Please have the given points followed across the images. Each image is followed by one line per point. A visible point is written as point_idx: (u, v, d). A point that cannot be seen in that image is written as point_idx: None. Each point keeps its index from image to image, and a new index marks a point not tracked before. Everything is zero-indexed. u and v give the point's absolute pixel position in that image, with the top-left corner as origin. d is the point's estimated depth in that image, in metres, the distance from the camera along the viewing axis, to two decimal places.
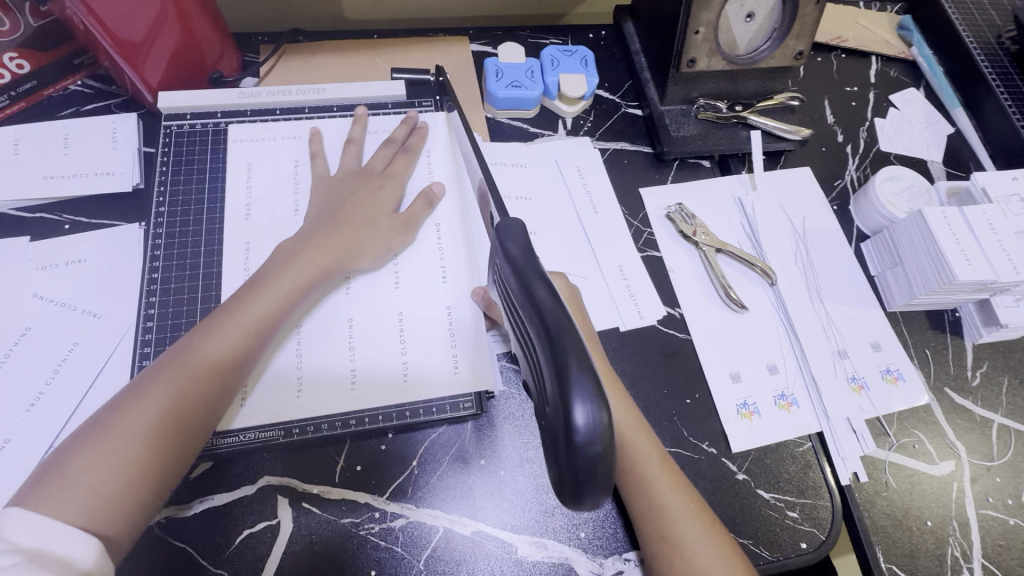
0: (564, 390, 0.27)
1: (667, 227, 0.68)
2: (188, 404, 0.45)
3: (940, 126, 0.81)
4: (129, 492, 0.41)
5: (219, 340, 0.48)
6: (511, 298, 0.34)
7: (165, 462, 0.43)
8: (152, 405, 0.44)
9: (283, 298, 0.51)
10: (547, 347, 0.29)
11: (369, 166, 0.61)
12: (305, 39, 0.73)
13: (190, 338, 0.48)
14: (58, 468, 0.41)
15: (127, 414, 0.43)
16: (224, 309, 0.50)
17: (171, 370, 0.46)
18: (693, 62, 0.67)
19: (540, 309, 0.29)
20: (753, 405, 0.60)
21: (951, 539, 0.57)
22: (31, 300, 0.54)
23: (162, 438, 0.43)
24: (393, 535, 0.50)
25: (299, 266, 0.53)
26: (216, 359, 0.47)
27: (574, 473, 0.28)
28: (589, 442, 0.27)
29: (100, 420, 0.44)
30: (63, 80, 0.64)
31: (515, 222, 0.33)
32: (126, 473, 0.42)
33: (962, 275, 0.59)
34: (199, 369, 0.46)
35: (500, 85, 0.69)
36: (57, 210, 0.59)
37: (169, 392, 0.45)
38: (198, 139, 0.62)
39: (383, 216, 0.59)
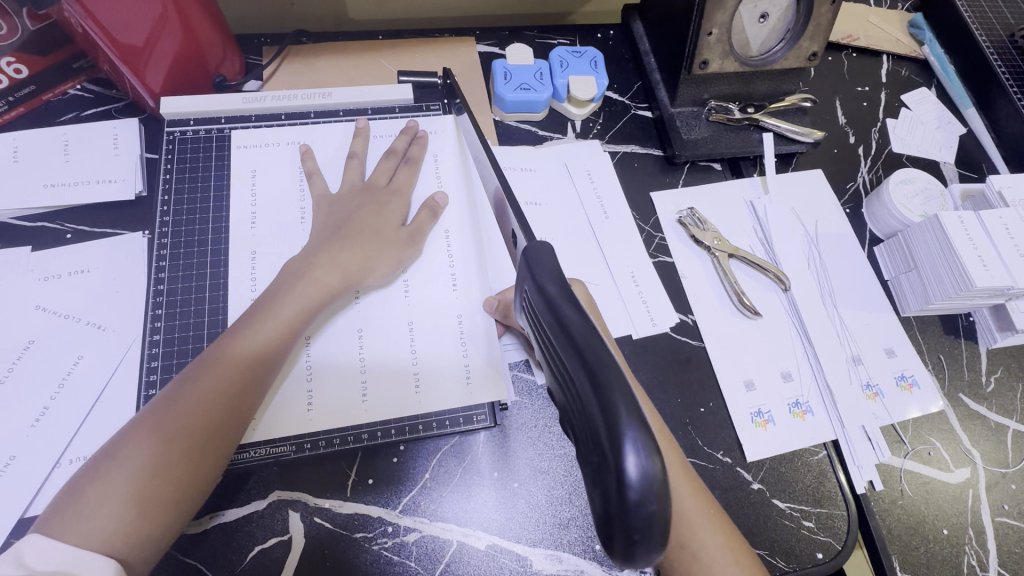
0: (614, 437, 0.26)
1: (678, 232, 0.67)
2: (207, 425, 0.44)
3: (952, 126, 0.80)
4: (149, 517, 0.41)
5: (235, 359, 0.47)
6: (546, 335, 0.33)
7: (183, 486, 0.42)
8: (171, 427, 0.43)
9: (297, 315, 0.50)
10: (592, 392, 0.28)
11: (372, 182, 0.60)
12: (309, 40, 0.71)
13: (207, 357, 0.47)
14: (77, 492, 0.41)
15: (145, 438, 0.43)
16: (239, 327, 0.49)
17: (188, 391, 0.45)
18: (705, 64, 0.66)
19: (581, 347, 0.29)
20: (767, 413, 0.59)
21: (968, 547, 0.56)
22: (34, 313, 0.53)
23: (180, 460, 0.43)
24: (407, 549, 0.50)
25: (310, 282, 0.52)
26: (236, 381, 0.46)
27: (627, 529, 0.27)
28: (643, 493, 0.26)
29: (117, 442, 0.43)
30: (63, 84, 0.63)
31: (541, 244, 0.34)
32: (145, 496, 0.41)
33: (979, 280, 0.58)
34: (216, 389, 0.45)
35: (509, 87, 0.68)
36: (58, 219, 0.58)
37: (190, 415, 0.44)
38: (202, 145, 0.61)
39: (389, 229, 0.57)
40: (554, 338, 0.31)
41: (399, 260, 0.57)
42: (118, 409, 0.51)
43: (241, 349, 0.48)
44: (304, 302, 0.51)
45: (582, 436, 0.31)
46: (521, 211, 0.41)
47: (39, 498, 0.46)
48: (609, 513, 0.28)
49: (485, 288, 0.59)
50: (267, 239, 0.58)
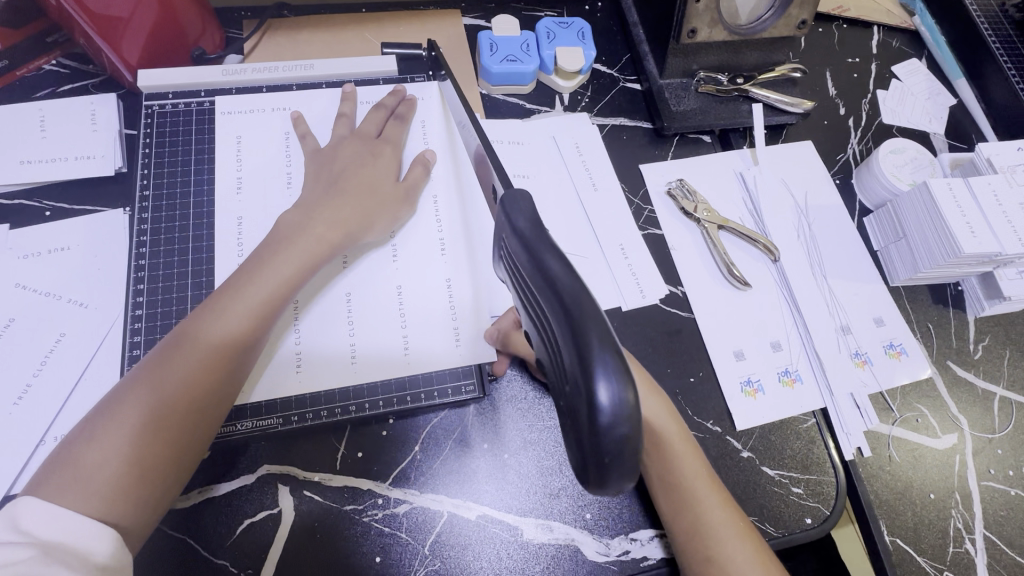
0: (585, 368, 0.27)
1: (667, 204, 0.67)
2: (200, 388, 0.43)
3: (942, 97, 0.80)
4: (144, 482, 0.40)
5: (226, 321, 0.46)
6: (524, 281, 0.32)
7: (178, 449, 0.42)
8: (161, 391, 0.42)
9: (290, 278, 0.49)
10: (566, 328, 0.28)
11: (363, 128, 0.59)
12: (290, 13, 0.70)
13: (194, 318, 0.46)
14: (65, 459, 0.40)
15: (133, 402, 0.42)
16: (228, 286, 0.48)
17: (177, 355, 0.44)
18: (693, 32, 0.65)
19: (557, 287, 0.28)
20: (757, 382, 0.59)
21: (954, 511, 0.57)
22: (14, 290, 0.52)
23: (173, 425, 0.42)
24: (397, 521, 0.50)
25: (303, 240, 0.50)
26: (229, 344, 0.45)
27: (598, 454, 0.27)
28: (614, 423, 0.26)
29: (105, 407, 0.42)
30: (37, 60, 0.61)
31: (519, 193, 0.34)
32: (139, 461, 0.40)
33: (967, 247, 0.58)
34: (207, 352, 0.44)
35: (495, 59, 0.67)
36: (36, 196, 0.57)
37: (184, 377, 0.43)
38: (182, 119, 0.60)
39: (385, 186, 0.56)
40: (530, 280, 0.31)
41: (393, 217, 0.56)
42: (101, 385, 0.50)
43: (231, 311, 0.46)
44: (297, 263, 0.49)
45: (557, 376, 0.32)
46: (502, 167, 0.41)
47: (24, 474, 0.46)
48: (582, 444, 0.28)
49: (473, 258, 0.58)
50: (251, 209, 0.57)
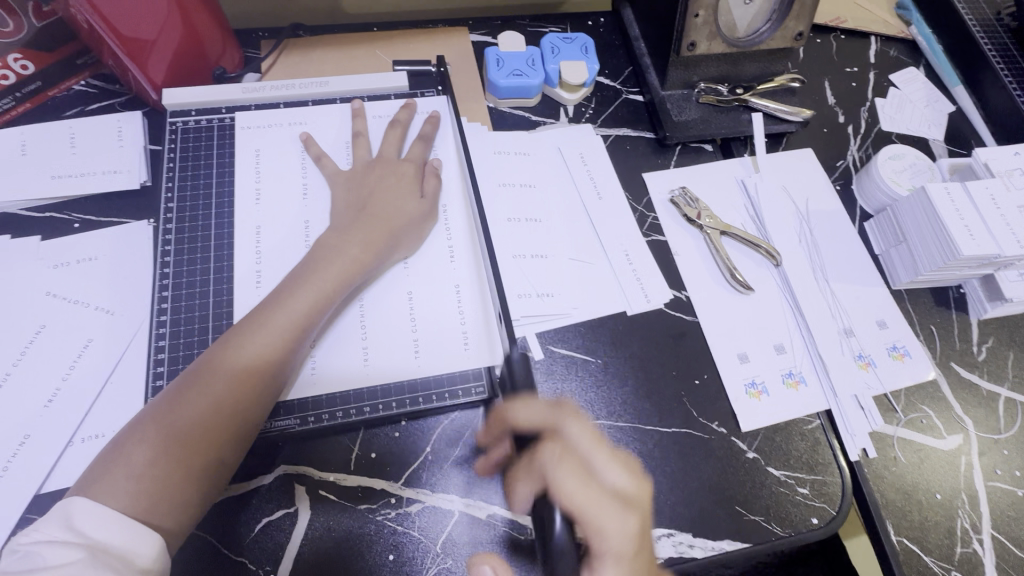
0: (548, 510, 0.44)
1: (671, 211, 0.69)
2: (236, 402, 0.46)
3: (941, 104, 0.81)
4: (181, 490, 0.42)
5: (261, 338, 0.48)
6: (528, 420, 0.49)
7: (213, 458, 0.44)
8: (203, 403, 0.45)
9: (322, 297, 0.51)
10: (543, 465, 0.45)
11: (377, 151, 0.62)
12: (306, 33, 0.73)
13: (233, 335, 0.48)
14: (111, 462, 0.42)
15: (177, 413, 0.44)
16: (264, 306, 0.50)
17: (218, 370, 0.46)
18: (693, 45, 0.67)
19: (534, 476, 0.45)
20: (761, 384, 0.60)
21: (960, 511, 0.57)
22: (45, 299, 0.55)
23: (212, 436, 0.44)
24: (410, 520, 0.51)
25: (337, 260, 0.53)
26: (266, 356, 0.48)
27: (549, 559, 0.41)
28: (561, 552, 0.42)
29: (150, 416, 0.44)
30: (68, 80, 0.65)
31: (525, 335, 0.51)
32: (179, 469, 0.43)
33: (966, 249, 0.59)
34: (246, 370, 0.47)
35: (502, 74, 0.69)
36: (64, 209, 0.60)
37: (224, 387, 0.45)
38: (204, 135, 0.63)
39: (410, 200, 0.59)
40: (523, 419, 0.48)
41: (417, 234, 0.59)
42: (127, 388, 0.52)
43: (269, 329, 0.49)
44: (329, 284, 0.52)
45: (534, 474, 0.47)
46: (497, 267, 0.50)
47: (54, 474, 0.48)
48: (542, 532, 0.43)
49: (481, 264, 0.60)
50: (270, 217, 0.59)
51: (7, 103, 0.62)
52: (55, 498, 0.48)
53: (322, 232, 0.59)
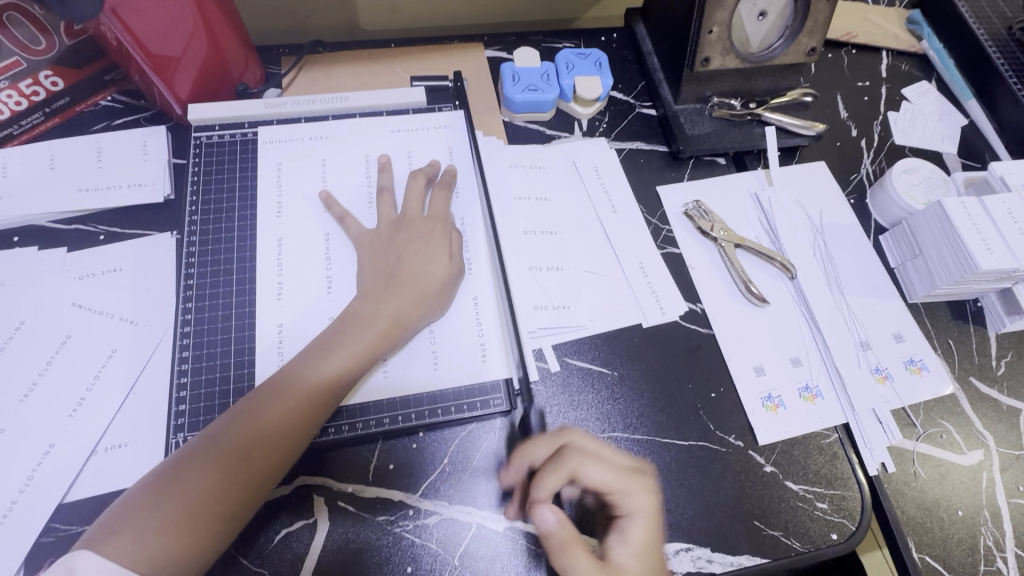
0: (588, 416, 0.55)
1: (685, 224, 0.69)
2: (276, 443, 0.47)
3: (953, 118, 0.82)
4: (212, 523, 0.44)
5: (305, 381, 0.50)
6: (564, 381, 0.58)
7: (247, 494, 0.46)
8: (245, 439, 0.47)
9: (366, 350, 0.52)
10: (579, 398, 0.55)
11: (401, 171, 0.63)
12: (325, 49, 0.75)
13: (281, 375, 0.50)
14: (154, 487, 0.44)
15: (221, 446, 0.46)
16: (310, 350, 0.52)
17: (263, 408, 0.48)
18: (707, 61, 0.68)
19: None
20: (778, 398, 0.60)
21: (983, 528, 0.57)
22: (70, 309, 0.56)
23: (249, 473, 0.46)
24: (428, 531, 0.51)
25: (361, 330, 0.53)
26: (281, 426, 0.48)
27: None
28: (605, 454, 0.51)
29: (195, 446, 0.47)
30: (95, 96, 0.66)
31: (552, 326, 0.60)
32: (215, 503, 0.44)
33: (984, 263, 0.59)
34: (288, 411, 0.48)
35: (517, 89, 0.70)
36: (90, 221, 0.61)
37: (235, 452, 0.46)
38: (226, 149, 0.64)
39: (431, 220, 0.60)
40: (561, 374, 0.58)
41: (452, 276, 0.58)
42: (150, 398, 0.53)
43: (312, 373, 0.50)
44: (374, 335, 0.53)
45: None
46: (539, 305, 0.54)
47: (78, 483, 0.49)
48: None
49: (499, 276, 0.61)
50: (291, 229, 0.60)
51: (36, 118, 0.63)
52: (78, 507, 0.48)
53: (343, 245, 0.60)
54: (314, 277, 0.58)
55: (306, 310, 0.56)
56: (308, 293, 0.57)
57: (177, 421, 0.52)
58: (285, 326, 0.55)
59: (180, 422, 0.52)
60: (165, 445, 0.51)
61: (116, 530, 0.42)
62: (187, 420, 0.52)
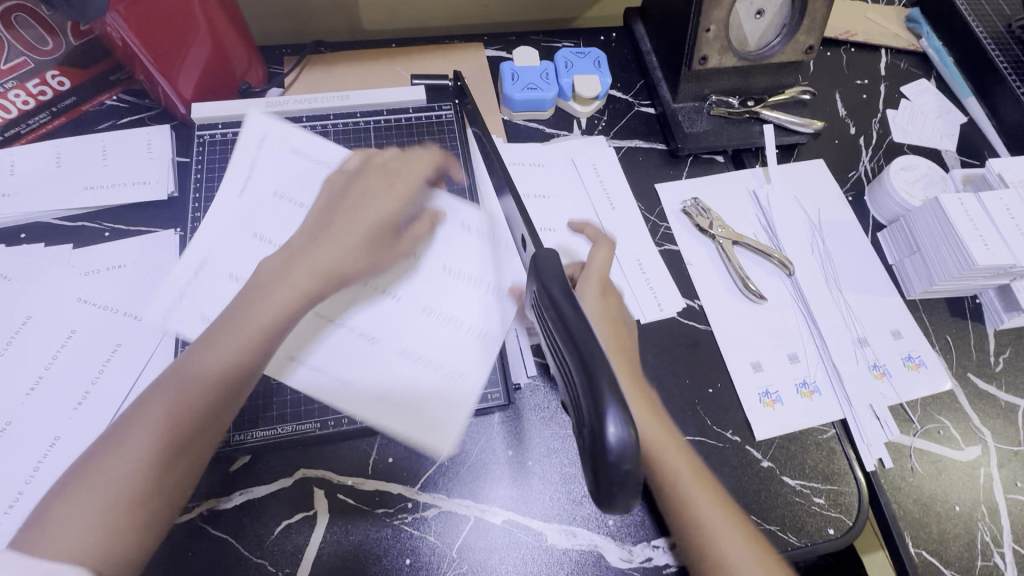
0: (597, 407, 0.29)
1: (683, 221, 0.69)
2: (191, 421, 0.45)
3: (953, 116, 0.82)
4: (135, 510, 0.43)
5: (216, 354, 0.47)
6: (552, 333, 0.35)
7: (170, 477, 0.45)
8: (158, 423, 0.44)
9: (285, 308, 0.49)
10: (582, 377, 0.31)
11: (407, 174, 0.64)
12: (327, 49, 0.75)
13: (190, 352, 0.48)
14: (70, 481, 0.43)
15: (132, 433, 0.44)
16: (220, 323, 0.49)
17: (173, 389, 0.46)
18: (704, 59, 0.69)
19: (578, 341, 0.31)
20: (775, 393, 0.60)
21: (980, 523, 0.57)
22: (76, 304, 0.57)
23: (167, 457, 0.44)
24: (426, 524, 0.52)
25: (282, 288, 0.50)
26: (201, 392, 0.46)
27: (607, 481, 0.30)
28: (619, 455, 0.29)
29: (107, 435, 0.45)
30: (102, 95, 0.67)
31: (547, 249, 0.38)
32: (132, 490, 0.43)
33: (981, 259, 0.59)
34: (200, 389, 0.46)
35: (517, 88, 0.71)
36: (95, 218, 0.62)
37: (153, 429, 0.44)
38: (229, 148, 0.65)
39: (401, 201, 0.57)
40: (547, 317, 0.35)
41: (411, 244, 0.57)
42: None
43: (225, 346, 0.47)
44: (296, 294, 0.50)
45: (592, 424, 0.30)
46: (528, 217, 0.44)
47: None
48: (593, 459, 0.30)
49: None
50: None
51: (43, 117, 0.64)
52: None
53: None
54: None
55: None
56: None
57: None
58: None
59: None
60: None
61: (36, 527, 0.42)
62: None
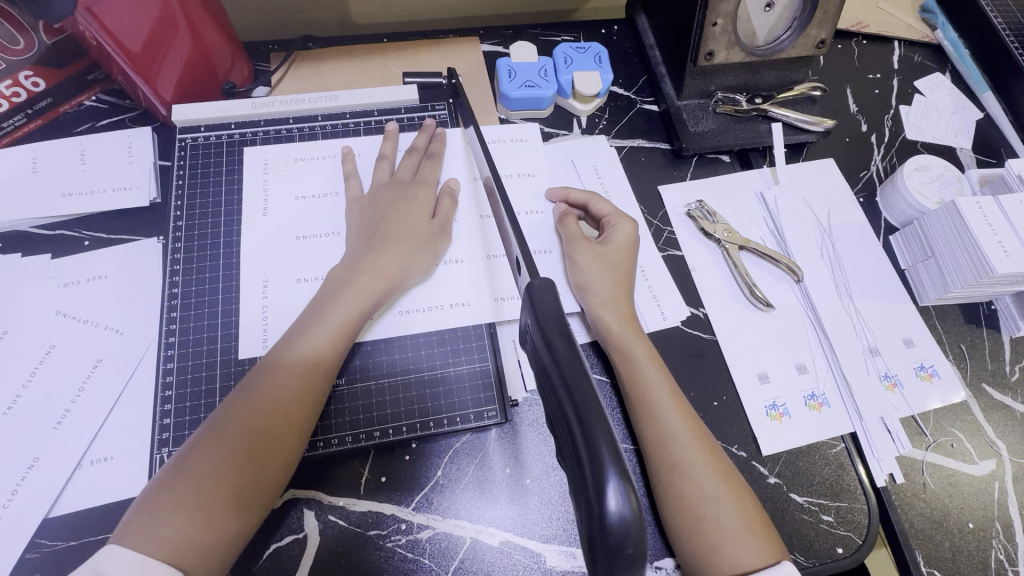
0: (596, 477, 0.26)
1: (688, 225, 0.67)
2: (289, 415, 0.47)
3: (967, 111, 0.79)
4: (238, 502, 0.44)
5: (306, 346, 0.50)
6: (544, 375, 0.32)
7: (257, 491, 0.45)
8: (255, 414, 0.46)
9: (360, 307, 0.53)
10: (579, 432, 0.28)
11: (399, 176, 0.61)
12: (315, 45, 0.72)
13: (279, 347, 0.50)
14: (176, 468, 0.44)
15: (232, 422, 0.46)
16: (305, 320, 0.52)
17: (267, 381, 0.48)
18: (711, 54, 0.65)
19: (572, 389, 0.29)
20: (782, 406, 0.58)
21: (994, 541, 0.55)
22: (55, 318, 0.54)
23: (267, 448, 0.46)
24: (421, 547, 0.50)
25: (353, 289, 0.53)
26: (299, 385, 0.48)
27: (608, 559, 0.26)
28: (621, 535, 0.26)
29: (208, 424, 0.46)
30: (79, 96, 0.65)
31: (543, 280, 0.35)
32: (235, 482, 0.44)
33: (1000, 267, 0.56)
34: (297, 381, 0.48)
35: (514, 85, 0.68)
36: (75, 226, 0.59)
37: (253, 419, 0.46)
38: (213, 152, 0.63)
39: (422, 223, 0.58)
40: (540, 357, 0.33)
41: (425, 262, 0.57)
42: (135, 410, 0.52)
43: (310, 343, 0.50)
44: (366, 295, 0.53)
45: (595, 489, 0.26)
46: (522, 236, 0.41)
47: (63, 497, 0.48)
48: (591, 533, 0.27)
49: (492, 279, 0.60)
50: (282, 233, 0.59)
51: (18, 120, 0.61)
52: (62, 522, 0.47)
53: (334, 254, 0.59)
54: (303, 282, 0.57)
55: (297, 302, 0.56)
56: (297, 290, 0.57)
57: (162, 435, 0.51)
58: (271, 314, 0.55)
59: (165, 436, 0.51)
60: (150, 459, 0.50)
61: (144, 512, 0.42)
62: (172, 434, 0.51)
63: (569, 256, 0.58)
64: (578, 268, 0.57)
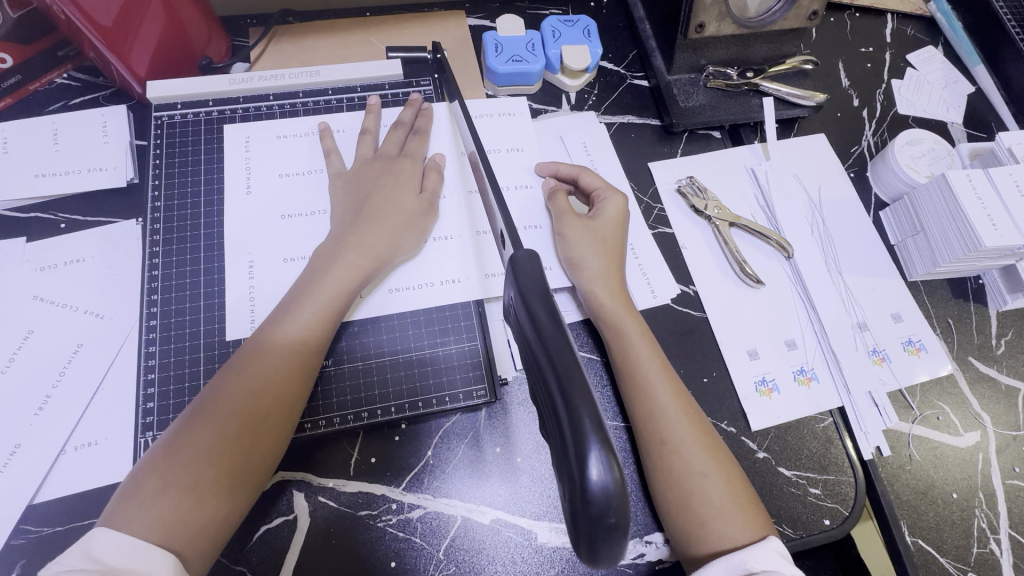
0: (577, 447, 0.26)
1: (678, 202, 0.66)
2: (278, 396, 0.46)
3: (959, 85, 0.78)
4: (229, 484, 0.43)
5: (292, 328, 0.49)
6: (527, 345, 0.32)
7: (245, 472, 0.44)
8: (243, 396, 0.45)
9: (348, 286, 0.52)
10: (561, 402, 0.27)
11: (384, 151, 0.60)
12: (296, 19, 0.70)
13: (266, 327, 0.50)
14: (162, 451, 0.43)
15: (219, 405, 0.45)
16: (291, 299, 0.51)
17: (255, 363, 0.47)
18: (701, 27, 0.64)
19: (554, 359, 0.28)
20: (772, 382, 0.58)
21: (977, 510, 0.56)
22: (32, 303, 0.53)
23: (255, 431, 0.45)
24: (412, 526, 0.50)
25: (340, 269, 0.52)
26: (286, 366, 0.47)
27: (591, 530, 0.26)
28: (603, 504, 0.25)
29: (194, 407, 0.46)
30: (49, 74, 0.62)
31: (526, 252, 0.34)
32: (223, 464, 0.43)
33: (989, 240, 0.56)
34: (285, 363, 0.48)
35: (500, 60, 0.66)
36: (51, 208, 0.58)
37: (240, 402, 0.45)
38: (191, 130, 0.61)
39: (411, 198, 0.57)
40: (523, 330, 0.32)
41: (414, 240, 0.56)
42: (119, 394, 0.51)
43: (297, 324, 0.49)
44: (354, 274, 0.52)
45: (577, 458, 0.26)
46: (507, 210, 0.40)
47: (46, 484, 0.47)
48: (574, 506, 0.27)
49: (479, 256, 0.59)
50: (264, 214, 0.58)
51: None
52: (47, 509, 0.47)
53: (319, 233, 0.57)
54: (289, 262, 0.56)
55: (283, 281, 0.55)
56: (282, 269, 0.56)
57: (146, 418, 0.50)
58: (256, 293, 0.54)
59: (149, 420, 0.50)
60: (135, 443, 0.49)
61: (131, 496, 0.41)
62: (156, 418, 0.50)
63: (558, 231, 0.58)
64: (567, 242, 0.56)
